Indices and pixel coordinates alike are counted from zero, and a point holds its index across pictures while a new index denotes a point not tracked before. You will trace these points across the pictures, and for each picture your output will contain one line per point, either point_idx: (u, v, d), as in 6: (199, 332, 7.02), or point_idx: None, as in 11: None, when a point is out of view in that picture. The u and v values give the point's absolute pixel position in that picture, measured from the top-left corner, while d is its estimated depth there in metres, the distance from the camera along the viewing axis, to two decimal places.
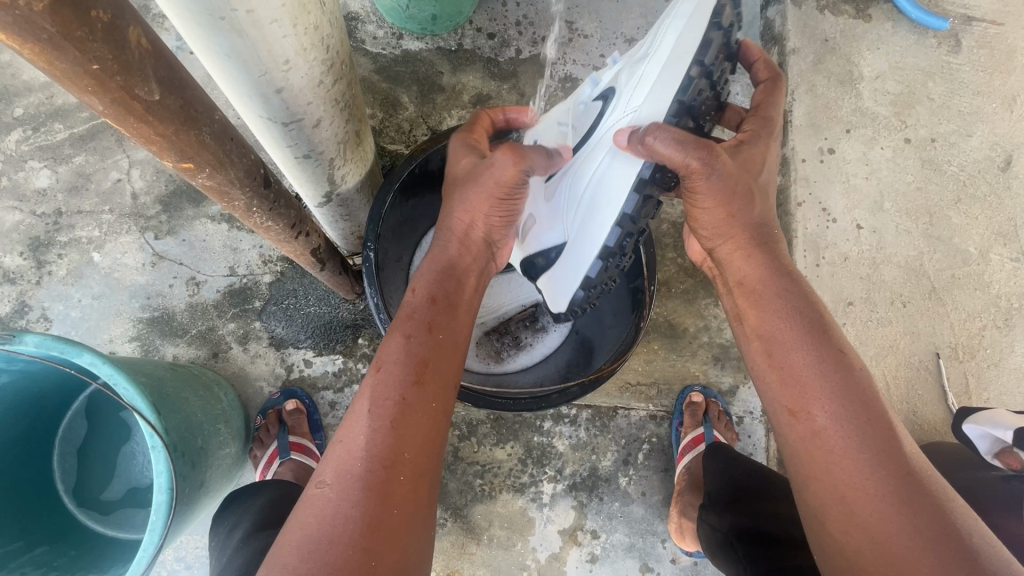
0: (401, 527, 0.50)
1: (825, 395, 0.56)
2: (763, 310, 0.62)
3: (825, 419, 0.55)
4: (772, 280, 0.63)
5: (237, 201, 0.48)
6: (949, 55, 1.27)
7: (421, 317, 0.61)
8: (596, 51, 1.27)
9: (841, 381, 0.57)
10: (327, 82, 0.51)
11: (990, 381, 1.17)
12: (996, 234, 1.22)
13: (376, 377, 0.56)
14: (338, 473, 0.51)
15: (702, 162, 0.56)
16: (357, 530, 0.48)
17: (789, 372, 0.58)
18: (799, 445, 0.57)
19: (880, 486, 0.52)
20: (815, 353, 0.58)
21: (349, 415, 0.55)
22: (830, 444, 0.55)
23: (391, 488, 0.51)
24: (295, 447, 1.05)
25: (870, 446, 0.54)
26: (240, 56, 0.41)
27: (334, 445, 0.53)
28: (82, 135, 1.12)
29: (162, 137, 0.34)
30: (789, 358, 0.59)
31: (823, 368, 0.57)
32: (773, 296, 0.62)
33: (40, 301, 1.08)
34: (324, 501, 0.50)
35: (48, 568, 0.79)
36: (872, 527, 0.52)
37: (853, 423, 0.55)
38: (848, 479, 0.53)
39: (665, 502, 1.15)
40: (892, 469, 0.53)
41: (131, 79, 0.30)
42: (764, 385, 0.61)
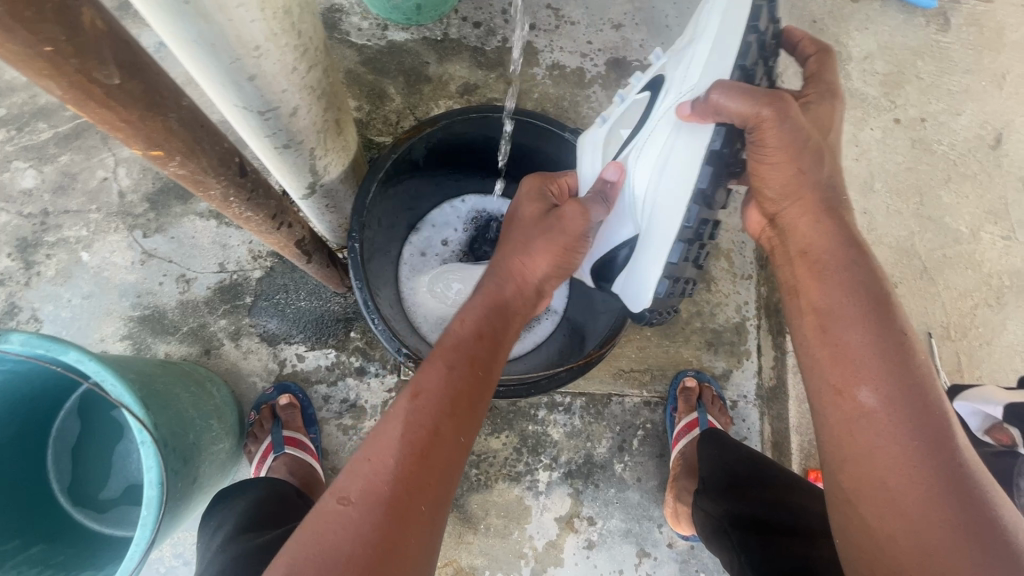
0: (415, 558, 0.48)
1: (877, 375, 0.54)
2: (825, 281, 0.59)
3: (875, 402, 0.53)
4: (840, 252, 0.60)
5: (213, 190, 0.48)
6: (938, 34, 1.26)
7: (466, 348, 0.61)
8: (583, 38, 1.26)
9: (901, 365, 0.54)
10: (301, 69, 0.50)
11: (983, 359, 1.17)
12: (987, 213, 1.22)
13: (413, 400, 0.55)
14: (363, 492, 0.49)
15: (774, 109, 0.56)
16: (373, 554, 0.46)
17: (844, 349, 0.56)
18: (840, 427, 0.55)
19: (927, 474, 0.50)
20: (875, 332, 0.56)
21: (380, 434, 0.53)
22: (876, 426, 0.53)
23: (410, 516, 0.49)
24: (289, 441, 1.02)
25: (922, 433, 0.51)
26: (209, 41, 0.40)
27: (360, 461, 0.51)
28: (67, 134, 1.12)
29: (127, 123, 0.34)
30: (846, 335, 0.57)
31: (882, 346, 0.55)
32: (839, 269, 0.59)
33: (30, 301, 1.08)
34: (343, 519, 0.47)
35: (44, 566, 0.79)
36: (910, 517, 0.49)
37: (906, 408, 0.52)
38: (891, 467, 0.51)
39: (661, 487, 1.15)
40: (942, 459, 0.50)
41: (88, 62, 0.29)
42: (815, 364, 0.59)
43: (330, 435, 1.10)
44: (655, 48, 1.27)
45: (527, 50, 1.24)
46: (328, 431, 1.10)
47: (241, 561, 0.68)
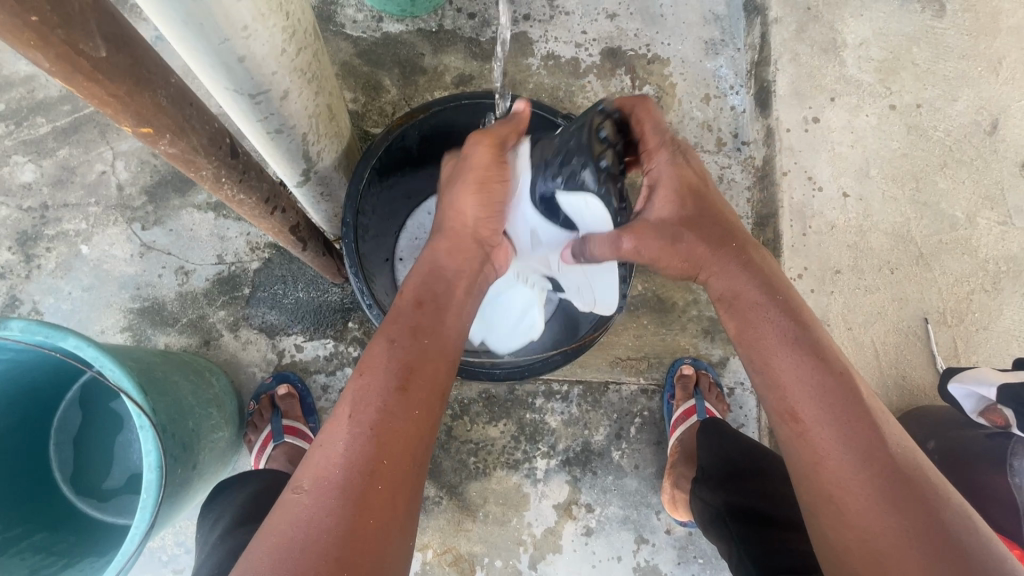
0: (378, 537, 0.48)
1: (807, 393, 0.58)
2: (743, 320, 0.65)
3: (814, 417, 0.57)
4: (752, 286, 0.66)
5: (205, 171, 0.48)
6: (934, 20, 1.26)
7: (414, 322, 0.61)
8: (578, 27, 1.26)
9: (811, 373, 0.58)
10: (290, 51, 0.51)
11: (980, 344, 1.17)
12: (983, 198, 1.21)
13: (361, 381, 0.55)
14: (316, 479, 0.50)
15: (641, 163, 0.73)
16: (330, 539, 0.47)
17: (771, 370, 0.61)
18: (790, 447, 0.59)
19: (867, 482, 0.53)
20: (795, 351, 0.60)
21: (331, 420, 0.54)
22: (818, 444, 0.56)
23: (369, 495, 0.49)
24: (289, 430, 1.05)
25: (856, 442, 0.55)
26: (196, 21, 0.41)
27: (317, 449, 0.52)
28: (65, 128, 1.12)
29: (116, 99, 0.35)
30: (772, 357, 0.61)
31: (799, 360, 0.60)
32: (751, 303, 0.65)
33: (31, 294, 1.09)
34: (301, 505, 0.49)
35: (45, 553, 0.80)
36: (857, 524, 0.53)
37: (837, 419, 0.56)
38: (840, 478, 0.54)
39: (659, 474, 1.16)
40: (877, 465, 0.54)
41: (75, 34, 0.30)
42: (757, 387, 0.63)
43: (329, 424, 1.11)
44: (650, 37, 1.27)
45: (522, 40, 1.25)
46: (327, 421, 1.11)
47: None
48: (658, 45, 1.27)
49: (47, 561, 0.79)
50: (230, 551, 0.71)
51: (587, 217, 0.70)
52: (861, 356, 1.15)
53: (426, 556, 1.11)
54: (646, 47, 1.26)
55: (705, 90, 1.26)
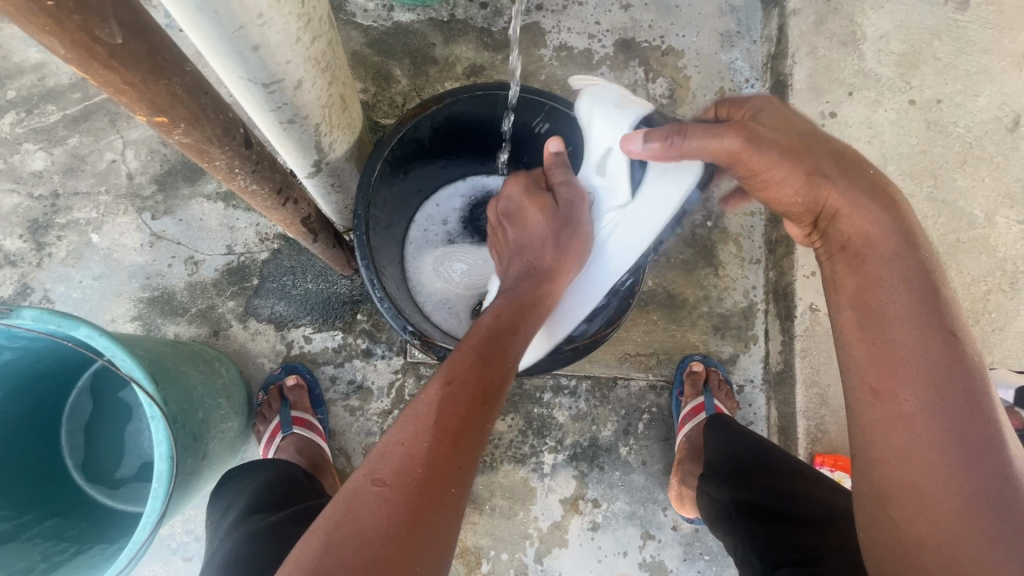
0: (437, 538, 0.48)
1: (920, 377, 0.54)
2: (864, 279, 0.60)
3: (914, 402, 0.54)
4: (885, 245, 0.60)
5: (218, 161, 0.48)
6: (957, 12, 1.23)
7: (497, 339, 0.62)
8: (592, 18, 1.24)
9: (934, 364, 0.54)
10: (305, 40, 0.50)
11: (995, 345, 1.15)
12: (1003, 196, 1.19)
13: (447, 388, 0.55)
14: (396, 475, 0.49)
15: (743, 141, 0.63)
16: (401, 537, 0.46)
17: (883, 347, 0.57)
18: (875, 424, 0.57)
19: (958, 488, 0.51)
20: (923, 333, 0.56)
21: (412, 418, 0.53)
22: (915, 426, 0.54)
23: (439, 501, 0.49)
24: (297, 421, 1.03)
25: (957, 444, 0.52)
26: (212, 7, 0.40)
27: (393, 447, 0.51)
28: (75, 116, 1.12)
29: (131, 87, 0.35)
30: (893, 332, 0.57)
31: (926, 344, 0.55)
32: (882, 262, 0.59)
33: (42, 282, 1.09)
34: (376, 501, 0.48)
35: (58, 539, 0.81)
36: (926, 518, 0.52)
37: (941, 401, 0.53)
38: (929, 469, 0.52)
39: (666, 471, 1.16)
40: (969, 471, 0.51)
41: (91, 19, 0.29)
42: (852, 356, 0.59)
43: (337, 416, 1.11)
44: (665, 28, 1.24)
45: (534, 30, 1.23)
46: (336, 412, 1.11)
47: (254, 541, 0.70)
48: (673, 36, 1.25)
49: (59, 548, 0.79)
50: (234, 541, 0.71)
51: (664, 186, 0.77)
52: None
53: None
54: (661, 39, 1.24)
55: (720, 83, 1.24)
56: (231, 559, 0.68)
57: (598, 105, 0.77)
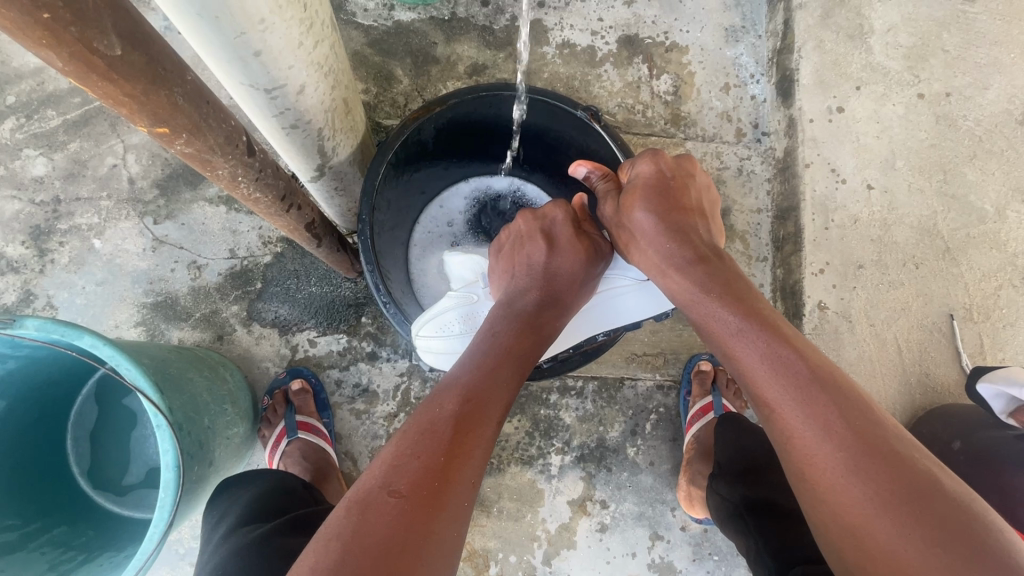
0: (448, 542, 0.48)
1: (788, 391, 0.56)
2: (704, 318, 0.66)
3: (779, 397, 0.56)
4: (709, 286, 0.67)
5: (221, 170, 0.47)
6: (965, 4, 1.21)
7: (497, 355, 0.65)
8: (595, 14, 1.22)
9: (783, 364, 0.57)
10: (307, 45, 0.49)
11: (1007, 341, 1.14)
12: (1014, 190, 1.17)
13: (466, 405, 0.57)
14: (414, 484, 0.49)
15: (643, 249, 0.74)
16: (413, 539, 0.46)
17: (745, 374, 0.60)
18: (769, 429, 0.58)
19: (870, 483, 0.50)
20: (773, 352, 0.59)
21: (427, 431, 0.54)
22: (788, 419, 0.55)
23: (449, 505, 0.49)
24: (302, 426, 1.03)
25: (846, 441, 0.52)
26: (213, 14, 0.39)
27: (407, 458, 0.51)
28: (75, 121, 1.11)
29: (131, 97, 0.34)
30: (745, 357, 0.60)
31: (772, 351, 0.59)
32: (714, 302, 0.65)
33: (45, 289, 1.08)
34: (396, 509, 0.47)
35: (66, 548, 0.81)
36: (832, 500, 0.52)
37: (818, 407, 0.54)
38: (836, 478, 0.51)
39: (674, 471, 1.15)
40: (871, 464, 0.51)
41: (89, 31, 0.28)
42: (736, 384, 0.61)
43: (343, 420, 1.10)
44: (669, 24, 1.23)
45: (537, 27, 1.21)
46: (341, 416, 1.10)
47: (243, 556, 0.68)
48: (677, 32, 1.23)
49: (67, 557, 0.79)
50: (223, 557, 0.70)
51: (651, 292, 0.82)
52: (884, 353, 1.12)
53: None
54: (664, 35, 1.23)
55: (725, 79, 1.23)
56: (228, 567, 0.68)
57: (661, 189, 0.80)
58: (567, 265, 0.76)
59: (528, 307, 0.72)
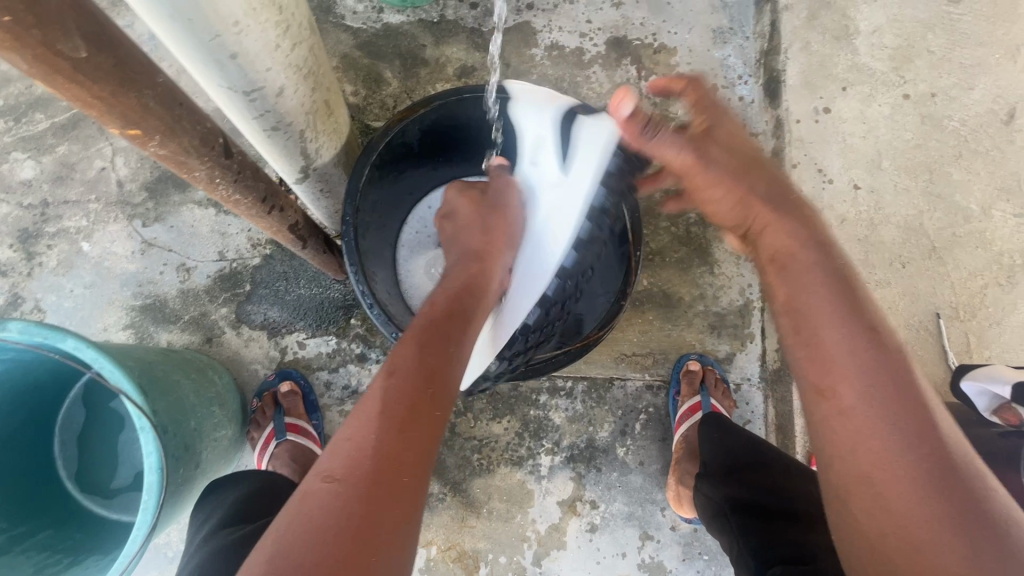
0: (393, 524, 0.47)
1: (855, 374, 0.53)
2: (790, 288, 0.60)
3: (854, 386, 0.52)
4: (805, 254, 0.61)
5: (198, 172, 0.47)
6: (950, 5, 1.22)
7: (434, 327, 0.63)
8: (583, 16, 1.23)
9: (863, 345, 0.54)
10: (284, 47, 0.49)
11: (993, 339, 1.14)
12: (999, 189, 1.18)
13: (388, 380, 0.55)
14: (347, 468, 0.49)
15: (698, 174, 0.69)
16: (356, 526, 0.46)
17: (816, 348, 0.56)
18: (825, 427, 0.54)
19: (909, 473, 0.48)
20: (848, 329, 0.55)
21: (360, 412, 0.53)
22: (856, 423, 0.52)
23: (393, 489, 0.49)
24: (291, 427, 1.04)
25: (900, 430, 0.50)
26: (186, 17, 0.39)
27: (341, 441, 0.51)
28: (64, 124, 1.12)
29: (100, 100, 0.34)
30: (820, 333, 0.56)
31: (856, 345, 0.54)
32: (805, 271, 0.60)
33: (33, 292, 1.08)
34: (329, 494, 0.47)
35: (51, 551, 0.80)
36: (877, 488, 0.49)
37: (881, 396, 0.51)
38: (884, 468, 0.49)
39: (664, 471, 1.15)
40: (920, 455, 0.49)
41: (53, 35, 0.29)
42: (796, 363, 0.58)
43: (332, 421, 1.10)
44: (656, 26, 1.24)
45: (525, 30, 1.22)
46: (330, 418, 1.10)
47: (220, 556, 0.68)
48: (665, 34, 1.24)
49: (53, 559, 0.78)
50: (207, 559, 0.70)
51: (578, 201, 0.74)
52: None
53: (429, 553, 1.11)
54: (653, 36, 1.23)
55: (713, 80, 1.24)
56: (207, 567, 0.68)
57: (529, 110, 0.76)
58: (486, 225, 0.76)
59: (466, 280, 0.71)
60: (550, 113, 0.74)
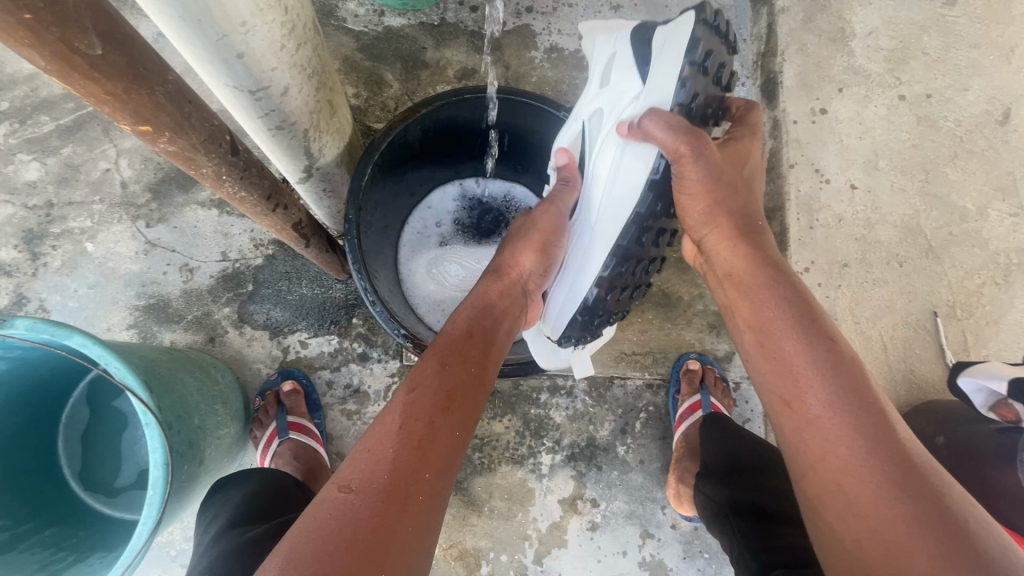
0: (408, 542, 0.48)
1: (818, 382, 0.54)
2: (752, 298, 0.62)
3: (818, 398, 0.53)
4: (759, 270, 0.62)
5: (205, 168, 0.48)
6: (945, 7, 1.23)
7: (458, 347, 0.65)
8: (582, 19, 1.24)
9: (826, 356, 0.55)
10: (290, 48, 0.50)
11: (990, 337, 1.15)
12: (994, 189, 1.19)
13: (409, 395, 0.57)
14: (362, 480, 0.49)
15: (691, 147, 0.59)
16: (368, 542, 0.46)
17: (779, 360, 0.57)
18: (794, 437, 0.55)
19: (878, 474, 0.49)
20: (806, 341, 0.56)
21: (379, 427, 0.54)
22: (826, 433, 0.52)
23: (409, 506, 0.49)
24: (293, 426, 1.03)
25: (866, 434, 0.51)
26: (195, 17, 0.41)
27: (358, 453, 0.52)
28: (68, 126, 1.13)
29: (113, 96, 0.35)
30: (781, 346, 0.57)
31: (814, 356, 0.55)
32: (760, 285, 0.61)
33: (37, 292, 1.09)
34: (343, 506, 0.48)
35: (56, 548, 0.81)
36: (852, 496, 0.50)
37: (845, 408, 0.52)
38: (849, 474, 0.50)
39: (664, 470, 1.16)
40: (885, 457, 0.49)
41: (70, 31, 0.30)
42: (760, 375, 0.59)
43: (334, 420, 1.11)
44: None
45: (525, 32, 1.23)
46: (332, 417, 1.11)
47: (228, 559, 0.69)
48: None
49: (57, 557, 0.79)
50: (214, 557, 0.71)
51: (652, 88, 0.63)
52: (869, 350, 1.13)
53: None
54: None
55: None
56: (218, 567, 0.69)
57: (602, 41, 0.75)
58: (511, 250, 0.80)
59: (486, 294, 0.74)
60: (621, 34, 0.71)
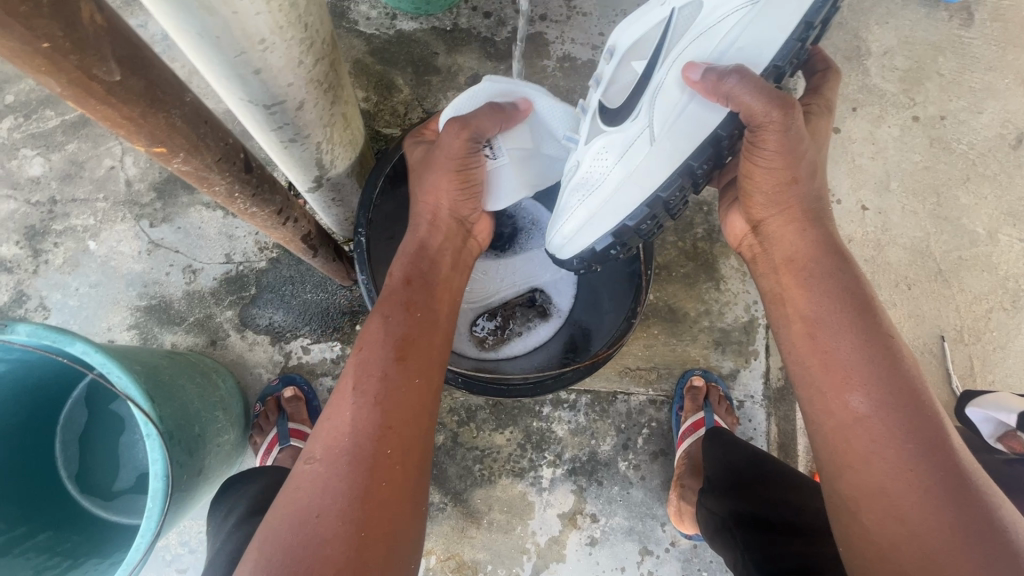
0: (384, 491, 0.54)
1: (871, 381, 0.57)
2: (806, 287, 0.63)
3: (871, 398, 0.56)
4: (823, 260, 0.64)
5: (217, 186, 0.47)
6: (961, 29, 1.23)
7: (397, 298, 0.66)
8: (595, 29, 1.23)
9: (886, 355, 0.58)
10: (307, 63, 0.49)
11: (996, 364, 1.14)
12: (1005, 214, 1.19)
13: (358, 355, 0.61)
14: (325, 449, 0.55)
15: (780, 119, 0.56)
16: (350, 501, 0.53)
17: (830, 356, 0.60)
18: (834, 434, 0.58)
19: (927, 478, 0.52)
20: (862, 338, 0.59)
21: (337, 397, 0.59)
22: (871, 431, 0.56)
23: (377, 462, 0.55)
24: (295, 434, 1.05)
25: (916, 438, 0.54)
26: (214, 34, 0.39)
27: (323, 423, 0.58)
28: (74, 122, 1.12)
29: (128, 120, 0.34)
30: (834, 342, 0.60)
31: (870, 353, 0.58)
32: (822, 275, 0.63)
33: (38, 289, 1.08)
34: (313, 475, 0.54)
35: (51, 553, 0.80)
36: (891, 500, 0.53)
37: (897, 411, 0.55)
38: (886, 477, 0.54)
39: (665, 486, 1.15)
40: (938, 462, 0.53)
41: (87, 58, 0.29)
42: (801, 367, 0.62)
43: None
44: None
45: (538, 40, 1.22)
46: None
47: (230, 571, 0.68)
48: None
49: (52, 562, 0.78)
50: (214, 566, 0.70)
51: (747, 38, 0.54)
52: None
53: (428, 563, 1.10)
54: None
55: None
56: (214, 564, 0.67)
57: None
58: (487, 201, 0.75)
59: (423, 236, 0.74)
60: None
